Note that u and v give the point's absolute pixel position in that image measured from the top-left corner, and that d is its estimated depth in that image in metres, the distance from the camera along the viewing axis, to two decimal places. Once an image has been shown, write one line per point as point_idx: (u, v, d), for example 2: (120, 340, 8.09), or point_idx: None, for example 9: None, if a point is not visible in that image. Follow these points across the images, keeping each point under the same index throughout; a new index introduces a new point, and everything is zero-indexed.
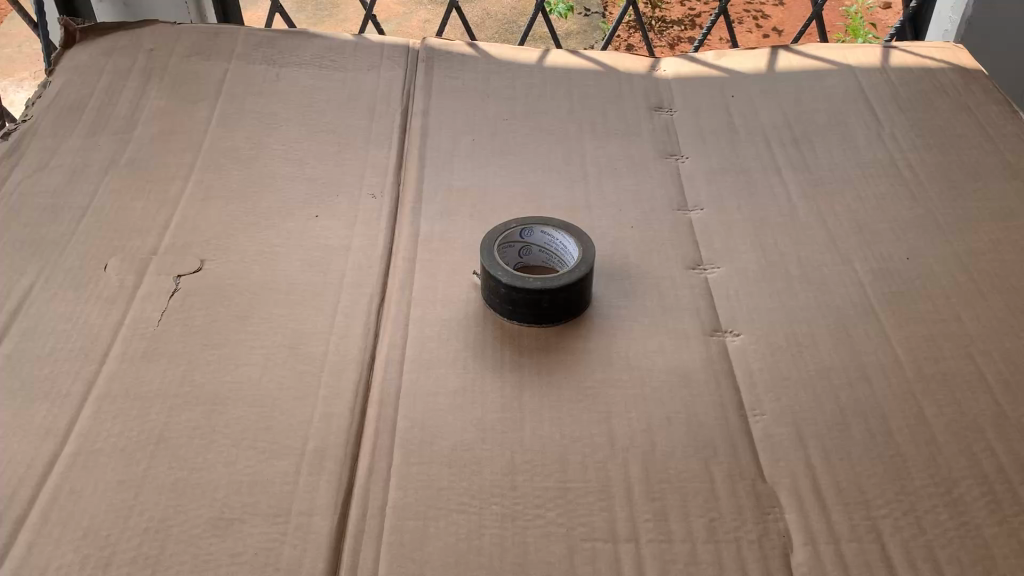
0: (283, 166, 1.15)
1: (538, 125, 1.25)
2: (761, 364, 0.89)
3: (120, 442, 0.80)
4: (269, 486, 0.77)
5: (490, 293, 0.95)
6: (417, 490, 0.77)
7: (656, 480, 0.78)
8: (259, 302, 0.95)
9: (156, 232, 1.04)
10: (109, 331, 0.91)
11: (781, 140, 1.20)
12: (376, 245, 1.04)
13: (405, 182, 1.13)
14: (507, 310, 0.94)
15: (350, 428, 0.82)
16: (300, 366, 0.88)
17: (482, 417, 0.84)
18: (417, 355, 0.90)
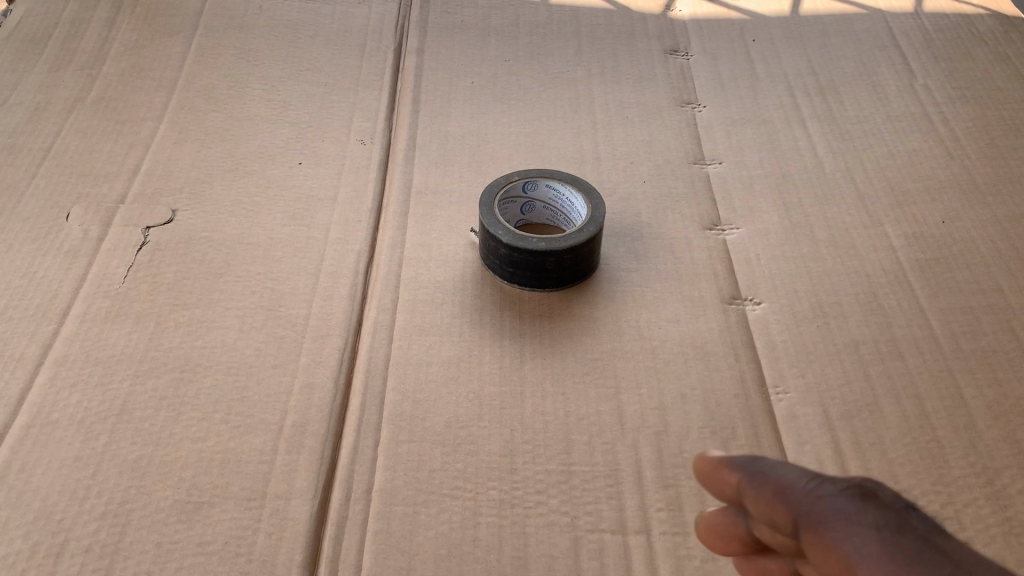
0: (265, 107, 1.05)
1: (543, 67, 1.15)
2: (785, 337, 0.82)
3: (78, 414, 0.72)
4: (242, 465, 0.69)
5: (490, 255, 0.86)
6: (406, 473, 0.70)
7: (670, 464, 0.71)
8: (236, 258, 0.87)
9: (124, 177, 0.94)
10: (69, 287, 0.83)
11: (806, 89, 1.10)
12: (365, 197, 0.95)
13: (397, 128, 1.04)
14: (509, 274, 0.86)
15: (334, 402, 0.75)
16: (280, 331, 0.80)
17: (478, 391, 0.76)
18: (409, 321, 0.83)
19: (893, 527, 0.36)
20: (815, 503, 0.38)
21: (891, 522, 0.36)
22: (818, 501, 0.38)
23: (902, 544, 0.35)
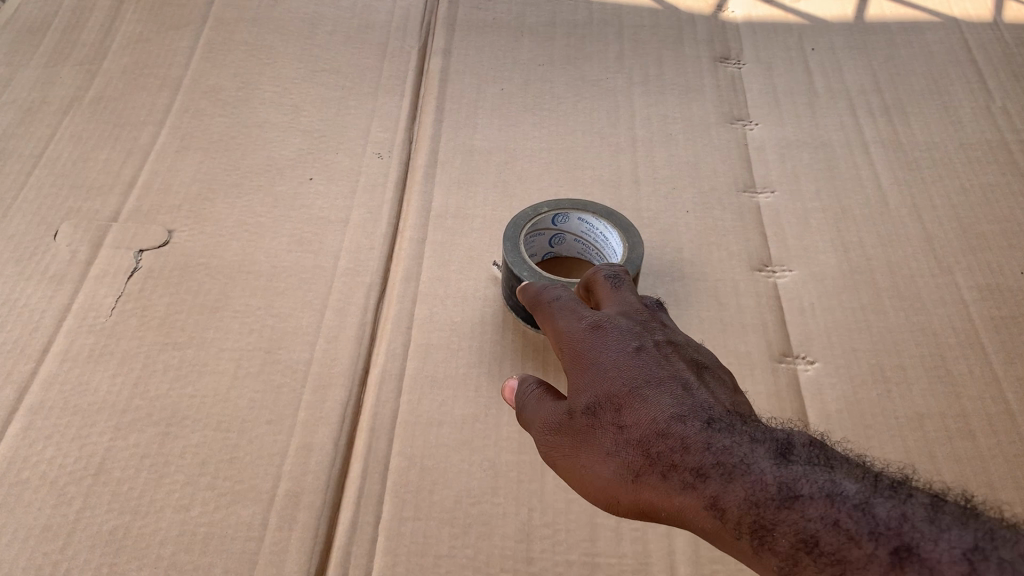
0: (276, 112, 0.97)
1: (580, 73, 1.06)
2: (841, 405, 0.73)
3: (51, 472, 0.65)
4: (228, 542, 0.62)
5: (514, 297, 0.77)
6: (410, 558, 0.63)
7: (706, 561, 0.64)
8: (234, 289, 0.79)
9: (119, 191, 0.87)
10: (52, 318, 0.75)
11: (870, 107, 1.01)
12: (379, 220, 0.87)
13: (418, 140, 0.96)
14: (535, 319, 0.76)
15: (333, 468, 0.67)
16: (278, 378, 0.73)
17: (494, 459, 0.69)
18: (421, 370, 0.75)
19: (548, 287, 0.65)
20: (526, 289, 0.66)
21: (553, 283, 0.65)
22: (529, 289, 0.66)
23: (550, 293, 0.63)
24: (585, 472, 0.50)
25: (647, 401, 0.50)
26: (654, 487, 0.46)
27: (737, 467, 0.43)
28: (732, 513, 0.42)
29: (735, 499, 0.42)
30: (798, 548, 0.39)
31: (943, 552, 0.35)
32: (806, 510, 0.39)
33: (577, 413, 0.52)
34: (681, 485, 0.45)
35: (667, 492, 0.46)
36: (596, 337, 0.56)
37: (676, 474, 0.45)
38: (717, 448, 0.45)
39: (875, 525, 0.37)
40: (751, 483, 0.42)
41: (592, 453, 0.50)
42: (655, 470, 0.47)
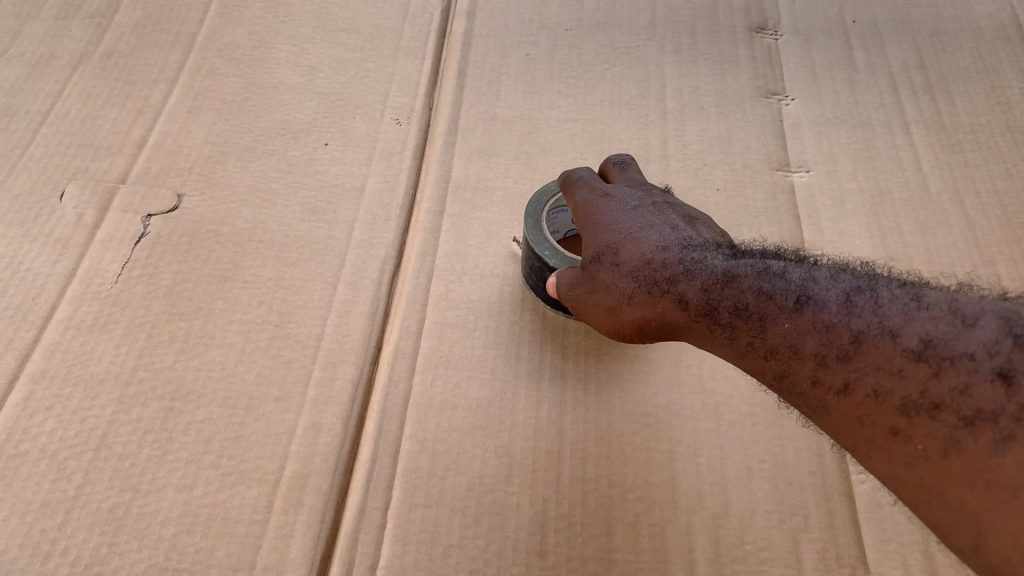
0: (292, 73, 0.94)
1: (610, 39, 1.01)
2: None
3: (51, 445, 0.63)
4: (232, 525, 0.60)
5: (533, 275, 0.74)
6: (419, 547, 0.60)
7: (727, 560, 0.61)
8: (244, 258, 0.76)
9: (128, 151, 0.84)
10: (56, 283, 0.73)
11: (912, 84, 0.96)
12: (396, 190, 0.84)
13: (438, 106, 0.92)
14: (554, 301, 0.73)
15: (342, 450, 0.65)
16: (287, 353, 0.70)
17: (509, 445, 0.66)
18: (435, 349, 0.72)
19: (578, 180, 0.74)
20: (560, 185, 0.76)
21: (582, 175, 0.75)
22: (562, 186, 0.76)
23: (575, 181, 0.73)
24: (597, 306, 0.64)
25: (637, 241, 0.62)
26: (643, 304, 0.59)
27: (699, 272, 0.56)
28: (693, 304, 0.55)
29: (696, 294, 0.55)
30: (739, 322, 0.51)
31: (832, 296, 0.47)
32: (751, 304, 0.51)
33: (587, 262, 0.65)
34: (659, 293, 0.58)
35: (653, 303, 0.59)
36: (608, 208, 0.67)
37: (657, 288, 0.58)
38: (687, 262, 0.58)
39: (795, 297, 0.49)
40: (706, 281, 0.55)
41: (600, 289, 0.63)
42: (649, 294, 0.59)
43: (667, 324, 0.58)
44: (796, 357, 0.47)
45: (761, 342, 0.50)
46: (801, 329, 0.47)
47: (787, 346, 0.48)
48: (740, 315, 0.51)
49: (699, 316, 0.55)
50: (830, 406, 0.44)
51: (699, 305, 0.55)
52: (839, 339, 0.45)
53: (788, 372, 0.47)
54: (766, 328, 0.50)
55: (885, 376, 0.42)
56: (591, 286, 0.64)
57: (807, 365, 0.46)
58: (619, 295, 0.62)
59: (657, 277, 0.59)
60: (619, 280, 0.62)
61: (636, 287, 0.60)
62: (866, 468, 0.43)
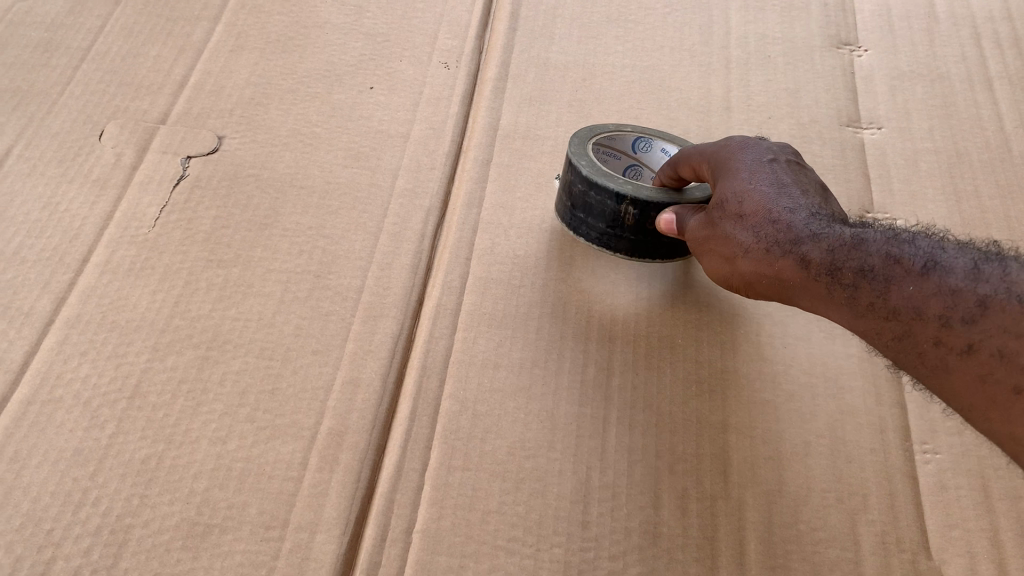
0: (338, 14, 0.90)
1: None
2: None
3: (85, 393, 0.62)
4: (266, 481, 0.59)
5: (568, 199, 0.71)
6: (457, 512, 0.58)
7: (781, 538, 0.57)
8: (285, 205, 0.74)
9: (169, 91, 0.81)
10: (93, 226, 0.71)
11: (997, 38, 0.90)
12: (442, 137, 0.80)
13: (489, 50, 0.88)
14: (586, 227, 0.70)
15: (379, 409, 0.63)
16: (326, 305, 0.68)
17: (553, 409, 0.63)
18: (478, 306, 0.69)
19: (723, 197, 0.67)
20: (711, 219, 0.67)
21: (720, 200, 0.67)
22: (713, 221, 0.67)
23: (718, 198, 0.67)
24: (710, 253, 0.60)
25: (769, 194, 0.57)
26: (759, 258, 0.56)
27: (825, 232, 0.53)
28: (817, 264, 0.52)
29: (817, 252, 0.52)
30: (863, 283, 0.49)
31: (960, 263, 0.45)
32: (877, 264, 0.49)
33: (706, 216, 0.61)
34: (779, 253, 0.55)
35: (771, 262, 0.55)
36: (737, 152, 0.61)
37: (778, 248, 0.55)
38: (816, 225, 0.54)
39: (923, 260, 0.47)
40: (834, 243, 0.52)
41: (718, 239, 0.59)
42: (766, 249, 0.56)
43: (781, 281, 0.55)
44: (918, 319, 0.46)
45: (882, 304, 0.48)
46: (927, 292, 0.45)
47: (909, 309, 0.46)
48: (865, 277, 0.49)
49: (818, 275, 0.52)
50: (950, 366, 0.44)
51: (821, 263, 0.52)
52: (967, 303, 0.43)
53: (910, 333, 0.46)
54: (891, 291, 0.47)
55: (1011, 338, 0.41)
56: (706, 233, 0.60)
57: (930, 327, 0.45)
58: (734, 244, 0.58)
59: (780, 233, 0.55)
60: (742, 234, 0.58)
61: (753, 238, 0.57)
62: (982, 430, 0.42)
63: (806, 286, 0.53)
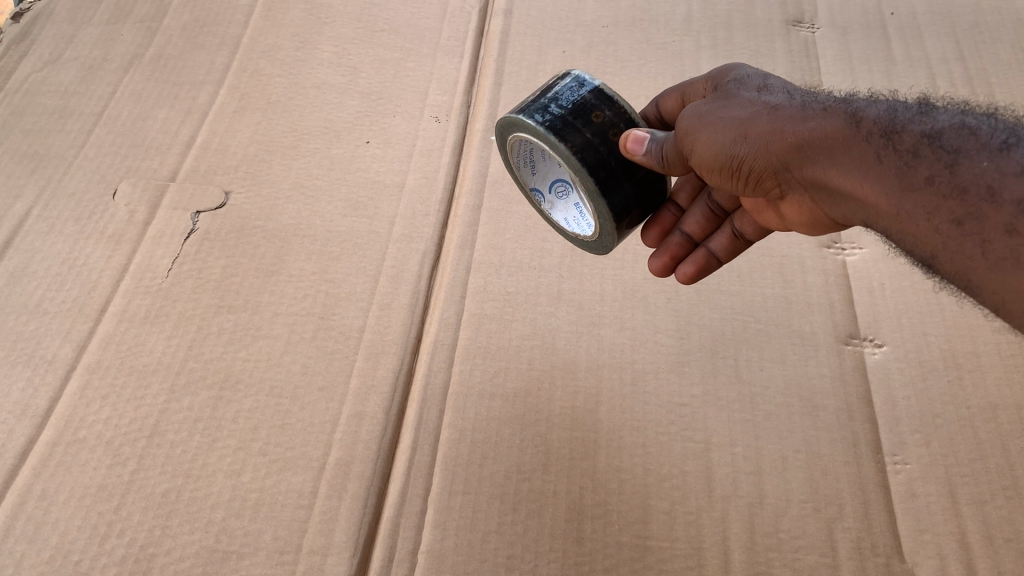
0: (333, 73, 0.96)
1: (646, 35, 1.01)
2: (909, 392, 0.70)
3: (107, 433, 0.66)
4: (279, 508, 0.62)
5: (543, 103, 0.62)
6: (459, 532, 0.62)
7: (762, 547, 0.62)
8: (289, 253, 0.78)
9: (178, 151, 0.87)
10: (110, 278, 0.76)
11: (952, 78, 0.96)
12: (435, 185, 0.85)
13: (476, 104, 0.94)
14: (569, 125, 0.60)
15: (383, 438, 0.67)
16: (330, 345, 0.72)
17: (547, 434, 0.67)
18: (474, 340, 0.73)
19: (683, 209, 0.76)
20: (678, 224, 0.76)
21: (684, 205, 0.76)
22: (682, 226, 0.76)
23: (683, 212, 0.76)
24: (721, 121, 0.57)
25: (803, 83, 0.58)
26: (791, 116, 0.55)
27: (871, 100, 0.53)
28: (865, 122, 0.51)
29: (870, 112, 0.51)
30: (923, 150, 0.48)
31: None
32: (946, 133, 0.48)
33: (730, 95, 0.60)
34: (818, 112, 0.54)
35: (803, 120, 0.54)
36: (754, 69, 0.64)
37: (819, 109, 0.54)
38: (861, 96, 0.54)
39: (1002, 140, 0.47)
40: (890, 106, 0.51)
41: (738, 109, 0.58)
42: (802, 112, 0.54)
43: (806, 145, 0.53)
44: (989, 198, 0.45)
45: (948, 176, 0.47)
46: (1005, 169, 0.45)
47: (983, 186, 0.46)
48: (928, 143, 0.48)
49: (868, 135, 0.50)
50: None
51: (874, 123, 0.51)
52: None
53: (976, 211, 0.46)
54: (959, 164, 0.47)
55: None
56: (723, 108, 0.59)
57: (1005, 206, 0.44)
58: (760, 111, 0.57)
59: (820, 102, 0.54)
60: (770, 105, 0.57)
61: (788, 106, 0.56)
62: None
63: (844, 146, 0.51)
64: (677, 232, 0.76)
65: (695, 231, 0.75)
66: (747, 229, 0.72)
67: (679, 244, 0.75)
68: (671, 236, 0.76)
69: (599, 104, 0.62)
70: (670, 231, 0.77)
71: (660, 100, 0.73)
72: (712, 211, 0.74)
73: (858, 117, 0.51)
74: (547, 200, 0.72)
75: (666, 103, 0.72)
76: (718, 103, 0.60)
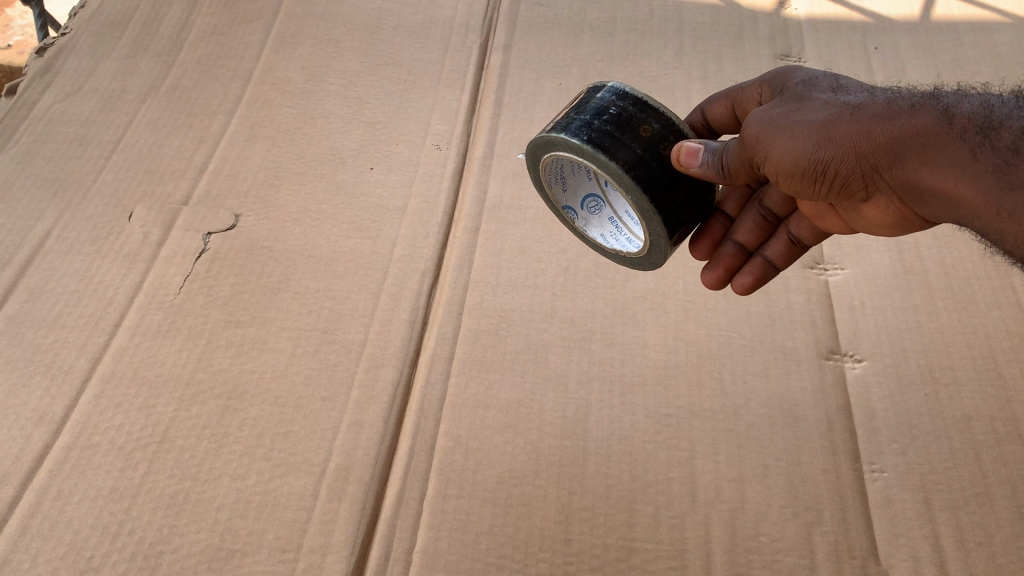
0: (339, 104, 1.00)
1: (640, 69, 1.06)
2: (887, 404, 0.73)
3: (119, 438, 0.69)
4: (281, 510, 0.66)
5: (586, 120, 0.64)
6: (452, 534, 0.65)
7: (743, 549, 0.64)
8: (295, 272, 0.82)
9: (191, 176, 0.91)
10: (125, 294, 0.80)
11: None
12: (435, 209, 0.89)
13: (475, 133, 0.98)
14: (617, 143, 0.63)
15: (382, 446, 0.70)
16: (332, 358, 0.76)
17: (538, 442, 0.70)
18: (470, 354, 0.77)
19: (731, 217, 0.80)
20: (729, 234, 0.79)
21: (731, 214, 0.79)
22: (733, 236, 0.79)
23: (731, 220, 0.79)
24: (800, 128, 0.59)
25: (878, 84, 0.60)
26: (876, 115, 0.56)
27: (958, 96, 0.55)
28: (958, 118, 0.53)
29: (961, 107, 0.53)
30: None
31: None
32: None
33: (803, 102, 0.61)
34: (905, 109, 0.55)
35: (888, 120, 0.55)
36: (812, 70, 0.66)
37: (905, 107, 0.55)
38: (946, 91, 0.56)
39: None
40: (981, 100, 0.53)
41: (816, 114, 0.59)
42: (889, 110, 0.56)
43: (897, 145, 0.55)
44: None
45: None
46: None
47: None
48: None
49: (962, 131, 0.52)
50: None
51: (968, 119, 0.52)
52: None
53: None
54: None
55: None
56: (797, 114, 0.60)
57: None
58: (842, 112, 0.58)
59: (906, 98, 0.56)
60: (853, 106, 0.58)
61: (870, 104, 0.57)
62: None
63: (939, 145, 0.53)
64: (729, 242, 0.79)
65: (748, 240, 0.78)
66: (804, 236, 0.76)
67: (733, 254, 0.78)
68: (724, 246, 0.79)
69: (643, 120, 0.65)
70: (719, 243, 0.79)
71: (707, 107, 0.78)
72: (764, 218, 0.77)
73: (951, 113, 0.53)
74: (580, 216, 0.76)
75: (714, 109, 0.77)
76: (795, 108, 0.61)
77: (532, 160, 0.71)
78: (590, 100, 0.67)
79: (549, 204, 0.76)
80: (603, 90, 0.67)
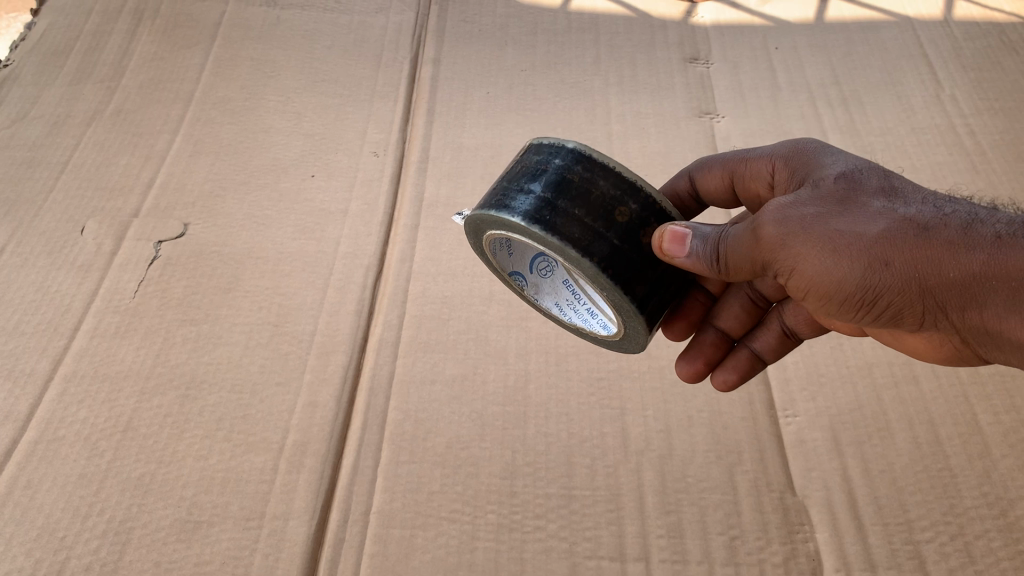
0: (279, 119, 1.06)
1: (561, 77, 1.13)
2: (797, 357, 0.81)
3: (84, 430, 0.73)
4: (243, 485, 0.70)
5: (549, 200, 0.57)
6: (406, 495, 0.70)
7: (672, 490, 0.71)
8: (244, 272, 0.87)
9: (139, 191, 0.95)
10: (81, 301, 0.84)
11: (829, 100, 1.10)
12: (375, 209, 0.95)
13: (410, 140, 1.04)
14: (589, 233, 0.56)
15: (336, 423, 0.75)
16: (284, 347, 0.81)
17: (482, 409, 0.76)
18: (415, 337, 0.82)
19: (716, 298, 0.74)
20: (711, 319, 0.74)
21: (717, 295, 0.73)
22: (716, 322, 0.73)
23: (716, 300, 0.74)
24: (854, 246, 0.50)
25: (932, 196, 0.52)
26: (953, 249, 0.49)
27: None
28: None
29: None
30: None
31: None
32: None
33: (842, 203, 0.52)
34: (992, 247, 0.48)
35: (973, 256, 0.48)
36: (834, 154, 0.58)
37: (991, 243, 0.48)
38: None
39: None
40: None
41: (870, 229, 0.50)
42: (973, 245, 0.49)
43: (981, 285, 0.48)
44: None
45: None
46: None
47: None
48: None
49: None
50: None
51: None
52: None
53: None
54: None
55: None
56: (843, 223, 0.51)
57: None
58: (906, 231, 0.50)
59: (988, 229, 0.49)
60: (917, 225, 0.50)
61: (941, 226, 0.49)
62: None
63: None
64: (710, 326, 0.74)
65: (732, 329, 0.73)
66: (798, 329, 0.70)
67: (713, 343, 0.73)
68: (705, 331, 0.74)
69: (618, 198, 0.57)
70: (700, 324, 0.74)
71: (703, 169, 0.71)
72: (751, 302, 0.71)
73: None
74: (529, 282, 0.70)
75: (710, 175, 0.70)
76: (834, 208, 0.52)
77: (476, 229, 0.64)
78: (550, 167, 0.58)
79: (494, 270, 0.71)
80: (563, 154, 0.59)
